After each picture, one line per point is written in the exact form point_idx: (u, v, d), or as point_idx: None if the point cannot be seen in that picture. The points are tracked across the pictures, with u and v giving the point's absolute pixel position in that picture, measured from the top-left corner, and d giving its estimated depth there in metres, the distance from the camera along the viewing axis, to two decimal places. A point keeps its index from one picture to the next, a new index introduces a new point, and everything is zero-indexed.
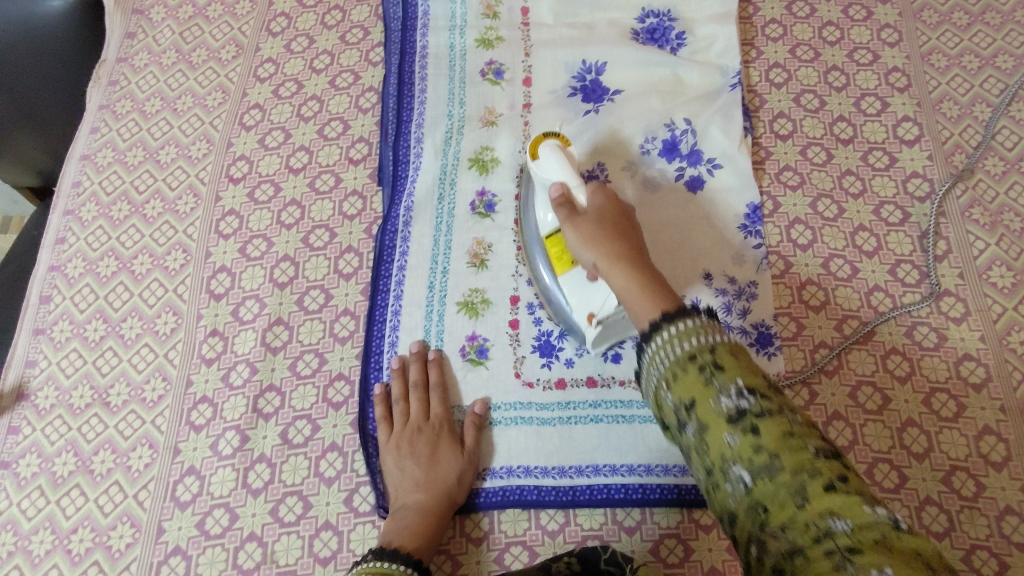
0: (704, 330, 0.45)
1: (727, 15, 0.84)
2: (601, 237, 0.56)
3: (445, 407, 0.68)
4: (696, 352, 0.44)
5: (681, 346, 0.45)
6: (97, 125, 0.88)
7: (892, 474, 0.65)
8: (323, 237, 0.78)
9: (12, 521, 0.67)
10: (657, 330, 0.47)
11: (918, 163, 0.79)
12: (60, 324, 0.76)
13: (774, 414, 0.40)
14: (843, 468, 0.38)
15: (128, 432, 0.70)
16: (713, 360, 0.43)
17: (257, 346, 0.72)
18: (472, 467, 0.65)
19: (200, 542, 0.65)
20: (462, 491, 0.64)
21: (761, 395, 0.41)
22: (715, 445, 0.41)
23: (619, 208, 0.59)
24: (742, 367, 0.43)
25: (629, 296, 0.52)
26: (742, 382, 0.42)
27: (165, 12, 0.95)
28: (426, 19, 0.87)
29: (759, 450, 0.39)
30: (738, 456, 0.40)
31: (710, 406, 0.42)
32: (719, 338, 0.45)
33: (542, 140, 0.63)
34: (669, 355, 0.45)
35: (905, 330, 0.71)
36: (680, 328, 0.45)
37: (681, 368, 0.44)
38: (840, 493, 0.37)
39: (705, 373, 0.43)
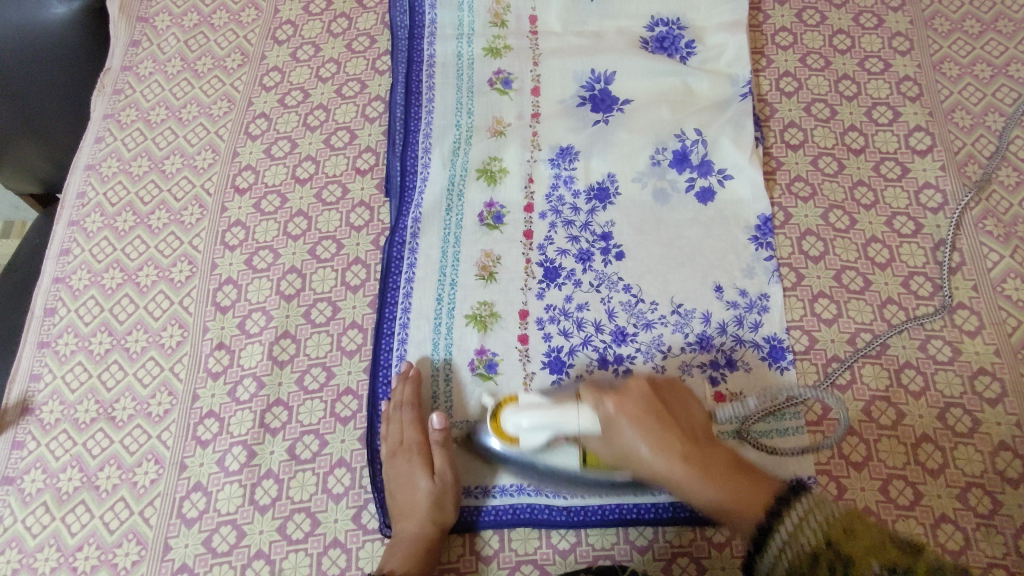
0: (814, 514, 0.48)
1: (738, 23, 0.83)
2: (644, 451, 0.55)
3: (416, 427, 0.66)
4: (821, 545, 0.46)
5: (808, 546, 0.47)
6: (102, 134, 0.87)
7: (907, 491, 0.65)
8: (330, 248, 0.77)
9: (16, 538, 0.66)
10: (777, 539, 0.49)
11: (931, 174, 0.78)
12: (65, 337, 0.75)
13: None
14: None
15: (133, 448, 0.69)
16: (837, 549, 0.45)
17: (264, 359, 0.71)
18: (450, 485, 0.63)
19: (207, 559, 0.64)
20: (443, 513, 0.62)
21: (898, 567, 0.43)
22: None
23: (635, 407, 0.57)
24: (868, 542, 0.45)
25: (721, 505, 0.53)
26: (877, 563, 0.43)
27: (171, 20, 0.94)
28: (434, 27, 0.86)
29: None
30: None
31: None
32: (829, 518, 0.47)
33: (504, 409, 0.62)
34: (800, 554, 0.47)
35: (919, 343, 0.70)
36: (796, 531, 0.48)
37: (813, 568, 0.46)
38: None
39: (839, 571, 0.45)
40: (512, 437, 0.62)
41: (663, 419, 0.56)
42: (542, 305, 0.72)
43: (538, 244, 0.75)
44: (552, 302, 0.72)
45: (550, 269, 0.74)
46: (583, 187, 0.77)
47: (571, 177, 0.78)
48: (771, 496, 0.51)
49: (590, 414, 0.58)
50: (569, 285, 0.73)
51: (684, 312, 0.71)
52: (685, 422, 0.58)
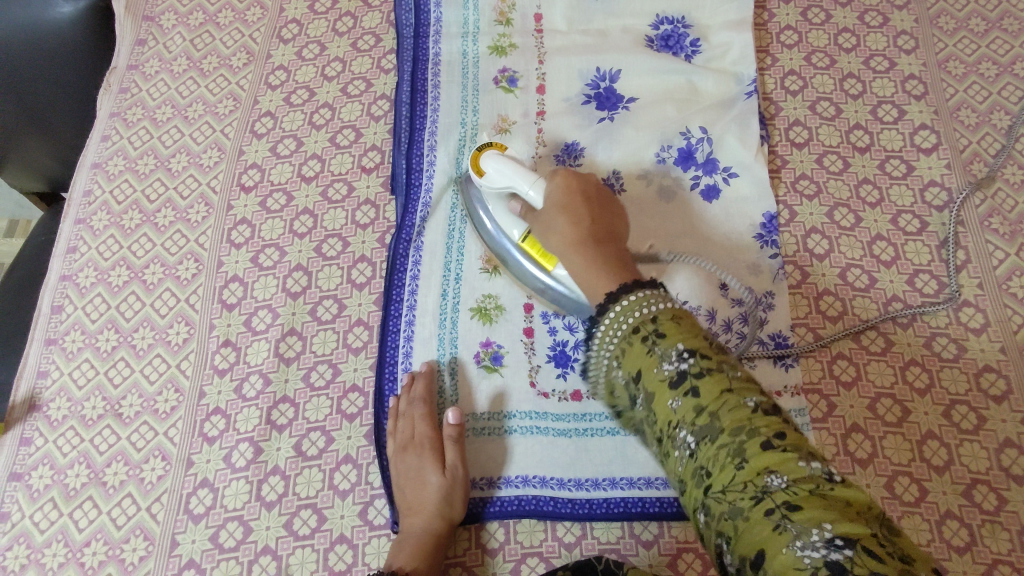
0: (655, 299, 0.49)
1: (743, 22, 0.83)
2: (558, 223, 0.59)
3: (428, 420, 0.65)
4: (643, 320, 0.48)
5: (634, 317, 0.48)
6: (108, 133, 0.87)
7: (912, 487, 0.65)
8: (336, 246, 0.77)
9: (24, 534, 0.66)
10: (609, 311, 0.50)
11: (936, 172, 0.78)
12: (72, 334, 0.75)
13: (715, 373, 0.44)
14: (780, 423, 0.42)
15: (140, 444, 0.69)
16: (657, 327, 0.47)
17: (270, 357, 0.72)
18: (461, 481, 0.63)
19: (214, 555, 0.64)
20: (451, 509, 0.62)
21: (703, 357, 0.44)
22: (663, 408, 0.45)
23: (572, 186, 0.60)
24: (685, 331, 0.46)
25: (582, 277, 0.55)
26: (682, 346, 0.45)
27: (176, 19, 0.94)
28: (439, 26, 0.87)
29: (701, 407, 0.43)
30: (682, 416, 0.43)
31: (654, 369, 0.46)
32: (660, 308, 0.48)
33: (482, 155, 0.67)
34: (618, 329, 0.49)
35: (925, 340, 0.70)
36: (629, 304, 0.49)
37: (628, 340, 0.48)
38: (776, 450, 0.40)
39: (647, 339, 0.47)
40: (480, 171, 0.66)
41: (585, 207, 0.58)
42: None
43: None
44: None
45: None
46: None
47: None
48: (621, 281, 0.52)
49: (542, 185, 0.62)
50: None
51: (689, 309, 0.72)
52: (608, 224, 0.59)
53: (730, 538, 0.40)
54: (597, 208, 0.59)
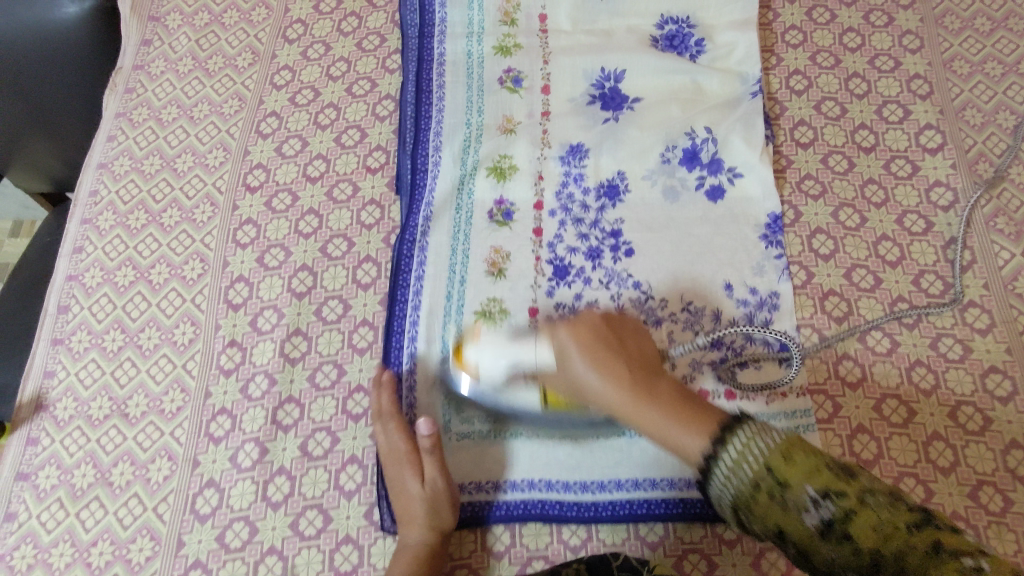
0: (757, 437, 0.44)
1: (748, 21, 0.83)
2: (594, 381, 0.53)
3: (402, 433, 0.64)
4: (758, 468, 0.43)
5: (747, 469, 0.43)
6: (114, 133, 0.87)
7: (917, 489, 0.64)
8: (342, 246, 0.77)
9: (31, 534, 0.66)
10: (714, 469, 0.45)
11: (941, 172, 0.78)
12: (78, 334, 0.76)
13: (858, 512, 0.39)
14: (933, 531, 0.38)
15: (146, 444, 0.69)
16: (776, 474, 0.42)
17: (276, 357, 0.72)
18: (443, 486, 0.61)
19: (220, 555, 0.64)
20: (440, 515, 0.61)
21: (838, 494, 0.40)
22: (820, 561, 0.40)
23: (586, 331, 0.55)
24: (805, 467, 0.42)
25: (656, 433, 0.49)
26: (813, 488, 0.41)
27: (182, 19, 0.95)
28: (444, 26, 0.87)
29: (859, 554, 0.39)
30: (844, 566, 0.39)
31: (795, 523, 0.41)
32: (771, 445, 0.43)
33: (462, 347, 0.65)
34: (737, 478, 0.44)
35: (930, 341, 0.70)
36: (734, 456, 0.44)
37: (752, 494, 0.43)
38: (938, 559, 0.37)
39: (772, 492, 0.42)
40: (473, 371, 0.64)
41: (612, 350, 0.53)
42: (552, 303, 0.72)
43: (547, 241, 0.75)
44: (561, 300, 0.72)
45: (559, 266, 0.74)
46: (593, 185, 0.78)
47: (580, 175, 0.78)
48: (702, 427, 0.47)
49: (546, 347, 0.59)
50: (578, 283, 0.73)
51: (694, 310, 0.71)
52: (638, 352, 0.55)
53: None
54: (622, 344, 0.54)
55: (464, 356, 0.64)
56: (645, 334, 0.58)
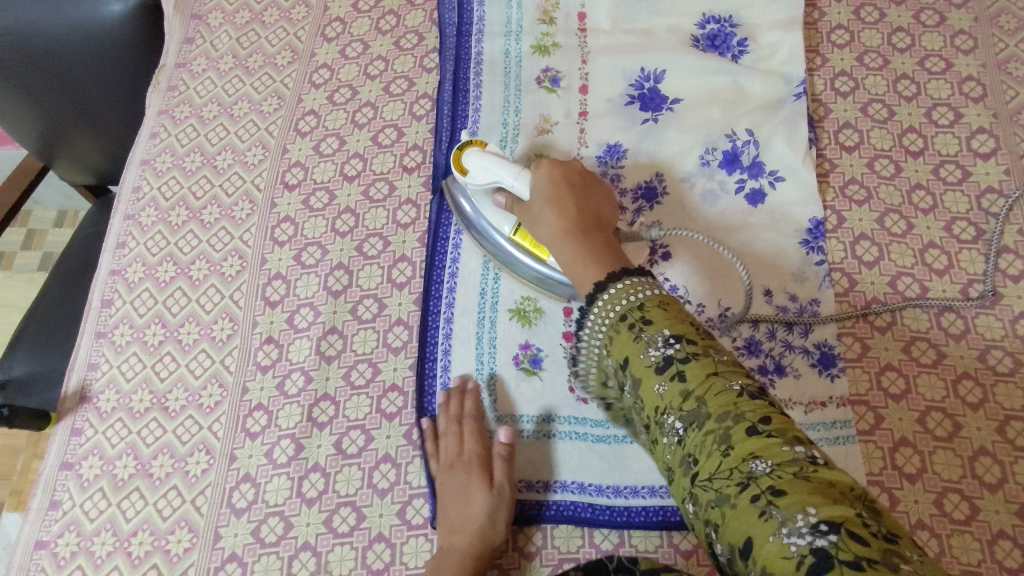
0: (639, 287, 0.48)
1: (793, 21, 0.81)
2: (546, 216, 0.58)
3: (477, 439, 0.65)
4: (630, 306, 0.48)
5: (618, 300, 0.48)
6: (157, 130, 0.89)
7: (962, 505, 0.62)
8: (377, 245, 0.78)
9: (74, 522, 0.68)
10: (597, 298, 0.50)
11: (993, 178, 0.76)
12: (121, 328, 0.77)
13: (701, 360, 0.43)
14: (766, 407, 0.40)
15: (185, 437, 0.71)
16: (643, 314, 0.46)
17: (312, 354, 0.72)
18: (506, 500, 0.62)
19: (255, 549, 0.65)
20: (495, 529, 0.60)
21: (687, 342, 0.44)
22: (653, 397, 0.44)
23: (560, 175, 0.60)
24: (671, 318, 0.46)
25: (570, 262, 0.54)
26: (668, 332, 0.45)
27: (223, 18, 0.96)
28: (482, 25, 0.86)
29: (688, 393, 0.42)
30: (670, 402, 0.43)
31: (642, 357, 0.45)
32: (647, 294, 0.48)
33: (462, 155, 0.68)
34: (607, 314, 0.49)
35: (979, 353, 0.68)
36: (614, 293, 0.49)
37: (615, 325, 0.48)
38: (760, 434, 0.39)
39: (635, 327, 0.46)
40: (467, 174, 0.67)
41: (571, 194, 0.58)
42: None
43: None
44: None
45: None
46: (630, 186, 0.77)
47: (618, 176, 0.77)
48: (610, 268, 0.51)
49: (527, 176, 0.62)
50: None
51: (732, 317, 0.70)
52: (597, 212, 0.59)
53: (708, 511, 0.39)
54: (586, 194, 0.59)
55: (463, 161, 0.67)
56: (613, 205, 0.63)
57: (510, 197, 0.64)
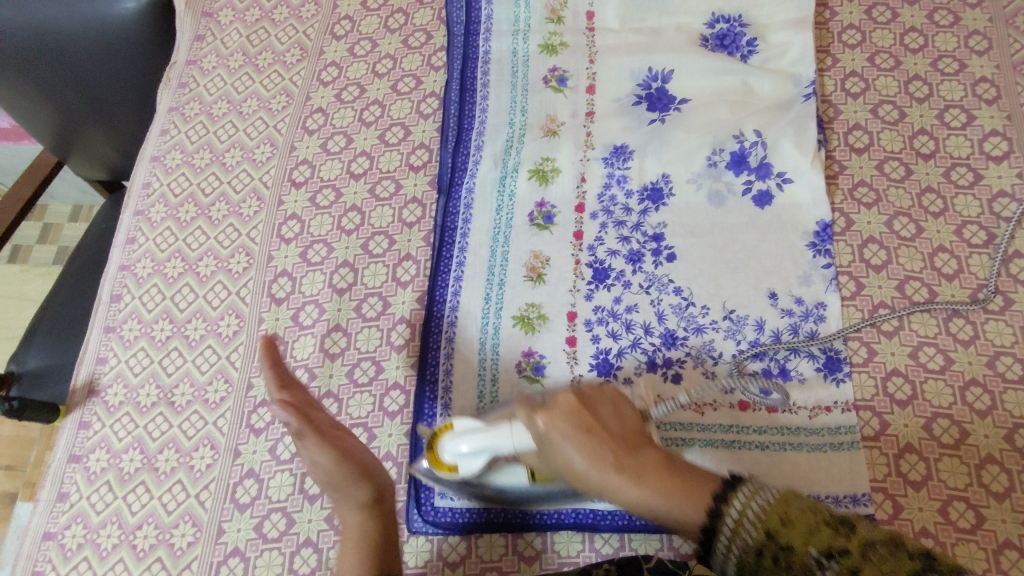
0: (754, 501, 0.46)
1: (803, 20, 0.80)
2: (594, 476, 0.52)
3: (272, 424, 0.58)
4: (763, 538, 0.44)
5: (748, 537, 0.45)
6: (167, 127, 0.90)
7: (968, 514, 0.61)
8: (382, 244, 0.78)
9: (81, 514, 0.69)
10: (720, 537, 0.47)
11: (1007, 181, 0.74)
12: (129, 323, 0.78)
13: (863, 569, 0.40)
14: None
15: (191, 433, 0.71)
16: (777, 541, 0.43)
17: (316, 352, 0.73)
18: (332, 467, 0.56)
19: (258, 544, 0.66)
20: (353, 495, 0.57)
21: (838, 553, 0.41)
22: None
23: (568, 415, 0.53)
24: (802, 527, 0.43)
25: (661, 511, 0.50)
26: (814, 550, 0.42)
27: (234, 15, 0.96)
28: (489, 23, 0.86)
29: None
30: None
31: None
32: (763, 512, 0.45)
33: (440, 441, 0.61)
34: (743, 550, 0.45)
35: (987, 360, 0.67)
36: (737, 525, 0.46)
37: (760, 564, 0.44)
38: None
39: (778, 558, 0.43)
40: (448, 463, 0.60)
41: (592, 432, 0.52)
42: (591, 308, 0.71)
43: (588, 245, 0.74)
44: (600, 304, 0.71)
45: (599, 270, 0.72)
46: (637, 188, 0.76)
47: (624, 177, 0.77)
48: (707, 499, 0.48)
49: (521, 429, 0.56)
50: (618, 286, 0.72)
51: (737, 319, 0.69)
52: (623, 432, 0.54)
53: None
54: (601, 420, 0.54)
55: (441, 452, 0.60)
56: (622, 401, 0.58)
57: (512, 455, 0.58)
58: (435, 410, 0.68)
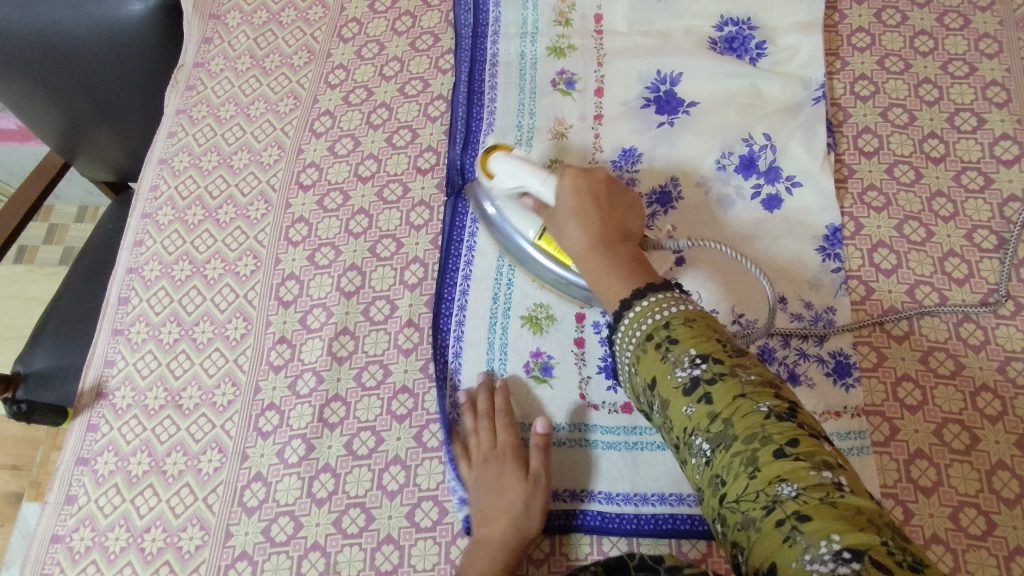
0: (667, 304, 0.48)
1: (813, 24, 0.80)
2: (571, 228, 0.58)
3: (507, 431, 0.64)
4: (658, 326, 0.47)
5: (644, 321, 0.48)
6: (174, 129, 0.90)
7: (979, 520, 0.61)
8: (390, 247, 0.78)
9: (89, 517, 0.69)
10: (625, 317, 0.50)
11: (1017, 185, 0.74)
12: (137, 325, 0.78)
13: (725, 378, 0.42)
14: (795, 429, 0.39)
15: (199, 435, 0.71)
16: (670, 331, 0.46)
17: (324, 355, 0.73)
18: (541, 491, 0.61)
19: (266, 548, 0.66)
20: (529, 519, 0.59)
21: (713, 359, 0.44)
22: (678, 418, 0.44)
23: (591, 187, 0.60)
24: (697, 333, 0.46)
25: (600, 281, 0.55)
26: (693, 350, 0.44)
27: (241, 17, 0.96)
28: (498, 26, 0.86)
29: (714, 414, 0.42)
30: (695, 424, 0.42)
31: (669, 378, 0.45)
32: (675, 310, 0.47)
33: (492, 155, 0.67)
34: (634, 335, 0.49)
35: (999, 365, 0.66)
36: (642, 309, 0.49)
37: (645, 347, 0.47)
38: (788, 457, 0.38)
39: (661, 346, 0.46)
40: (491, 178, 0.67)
41: (601, 207, 0.58)
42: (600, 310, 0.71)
43: None
44: None
45: None
46: (645, 190, 0.76)
47: (632, 180, 0.77)
48: (642, 284, 0.52)
49: (553, 182, 0.62)
50: None
51: (745, 323, 0.69)
52: (623, 227, 0.59)
53: (746, 548, 0.38)
54: (612, 210, 0.59)
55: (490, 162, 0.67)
56: (641, 215, 0.62)
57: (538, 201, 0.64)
58: (445, 391, 0.69)
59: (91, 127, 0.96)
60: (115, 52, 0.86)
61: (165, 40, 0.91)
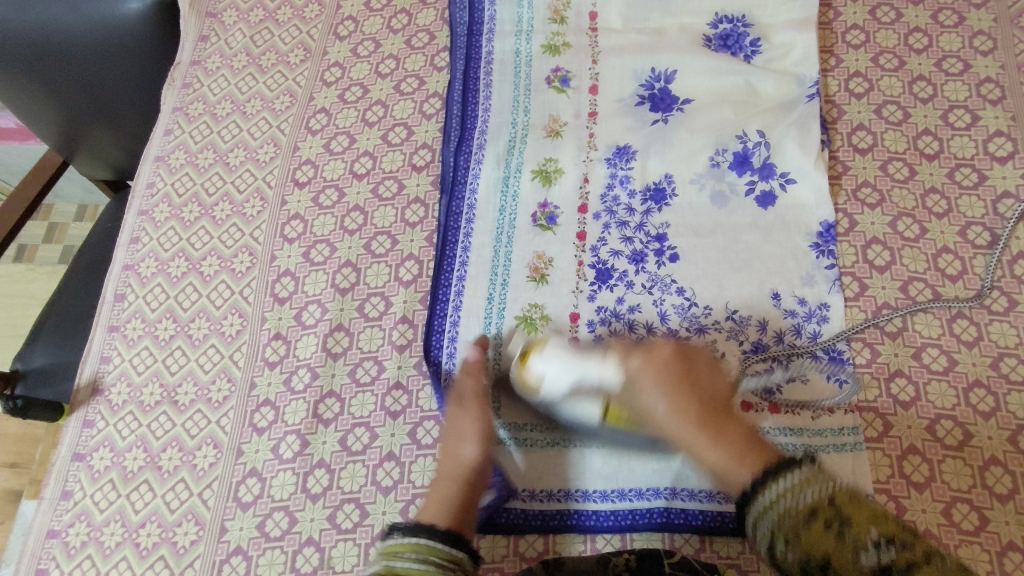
0: (819, 482, 0.46)
1: (807, 21, 0.80)
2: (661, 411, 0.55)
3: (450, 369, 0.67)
4: (824, 502, 0.45)
5: (800, 503, 0.46)
6: (171, 127, 0.90)
7: (971, 516, 0.61)
8: (385, 244, 0.78)
9: (85, 512, 0.69)
10: (768, 492, 0.48)
11: (1011, 182, 0.74)
12: (133, 322, 0.78)
13: (916, 560, 0.43)
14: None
15: (193, 431, 0.72)
16: (841, 509, 0.45)
17: (318, 351, 0.73)
18: (472, 416, 0.63)
19: (260, 543, 0.66)
20: (463, 449, 0.62)
21: (897, 540, 0.43)
22: None
23: (664, 363, 0.56)
24: (869, 511, 0.45)
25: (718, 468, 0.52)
26: (876, 532, 0.44)
27: (237, 15, 0.97)
28: (492, 23, 0.86)
29: None
30: None
31: (849, 563, 0.43)
32: (831, 488, 0.46)
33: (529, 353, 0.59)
34: (788, 512, 0.46)
35: (991, 361, 0.67)
36: (796, 484, 0.47)
37: (806, 524, 0.45)
38: None
39: (836, 528, 0.44)
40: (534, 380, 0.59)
41: (684, 384, 0.55)
42: (593, 308, 0.71)
43: (590, 246, 0.74)
44: (603, 305, 0.71)
45: (602, 271, 0.72)
46: (640, 188, 0.76)
47: (627, 177, 0.77)
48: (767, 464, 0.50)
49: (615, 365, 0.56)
50: (620, 287, 0.71)
51: (739, 319, 0.69)
52: (711, 395, 0.56)
53: None
54: (695, 380, 0.56)
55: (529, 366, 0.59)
56: (716, 370, 0.60)
57: (597, 390, 0.57)
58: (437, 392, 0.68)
59: (90, 125, 0.96)
60: (113, 49, 0.86)
61: (162, 36, 0.91)
